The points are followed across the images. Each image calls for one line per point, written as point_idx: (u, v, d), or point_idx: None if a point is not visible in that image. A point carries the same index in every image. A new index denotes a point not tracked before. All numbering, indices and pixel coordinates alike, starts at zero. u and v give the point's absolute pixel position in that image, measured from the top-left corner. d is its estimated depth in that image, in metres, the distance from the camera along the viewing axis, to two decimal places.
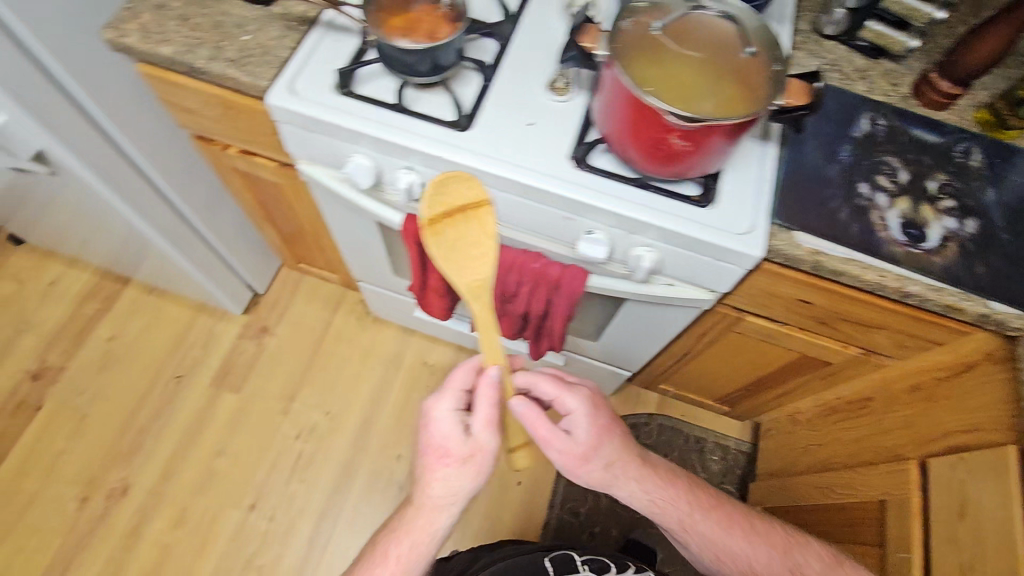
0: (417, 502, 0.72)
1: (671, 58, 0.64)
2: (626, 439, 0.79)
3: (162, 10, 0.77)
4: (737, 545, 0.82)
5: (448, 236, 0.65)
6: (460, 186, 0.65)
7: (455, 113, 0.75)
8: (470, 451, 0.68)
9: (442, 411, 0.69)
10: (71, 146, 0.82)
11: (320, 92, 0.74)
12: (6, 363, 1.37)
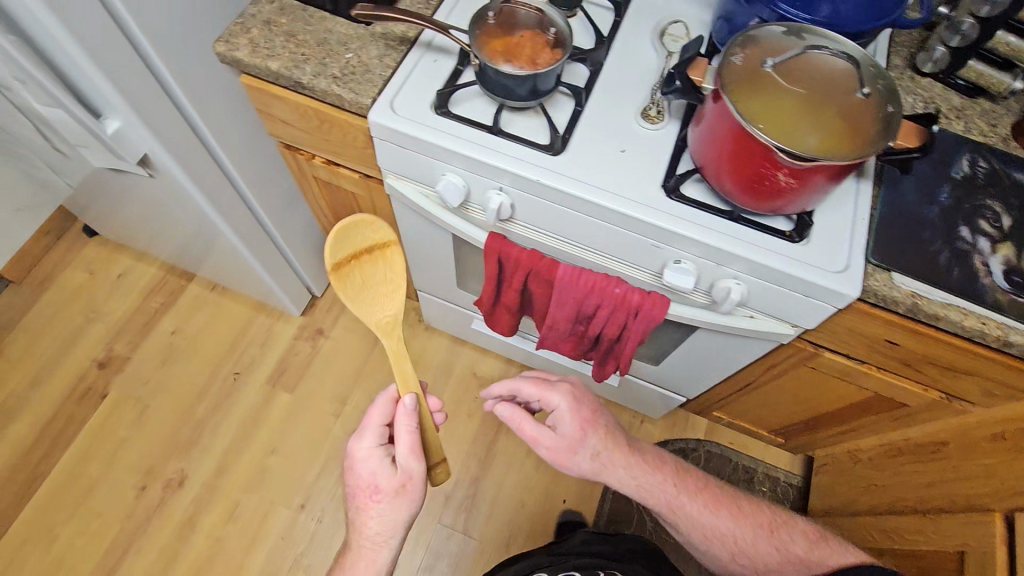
0: (358, 542, 0.74)
1: (784, 95, 0.64)
2: (608, 425, 0.85)
3: (270, 25, 0.80)
4: (723, 526, 0.87)
5: (359, 273, 0.81)
6: (365, 231, 0.81)
7: (548, 137, 0.76)
8: (400, 481, 0.71)
9: (364, 449, 0.73)
10: (175, 153, 0.86)
11: (418, 110, 0.76)
12: (74, 350, 1.42)
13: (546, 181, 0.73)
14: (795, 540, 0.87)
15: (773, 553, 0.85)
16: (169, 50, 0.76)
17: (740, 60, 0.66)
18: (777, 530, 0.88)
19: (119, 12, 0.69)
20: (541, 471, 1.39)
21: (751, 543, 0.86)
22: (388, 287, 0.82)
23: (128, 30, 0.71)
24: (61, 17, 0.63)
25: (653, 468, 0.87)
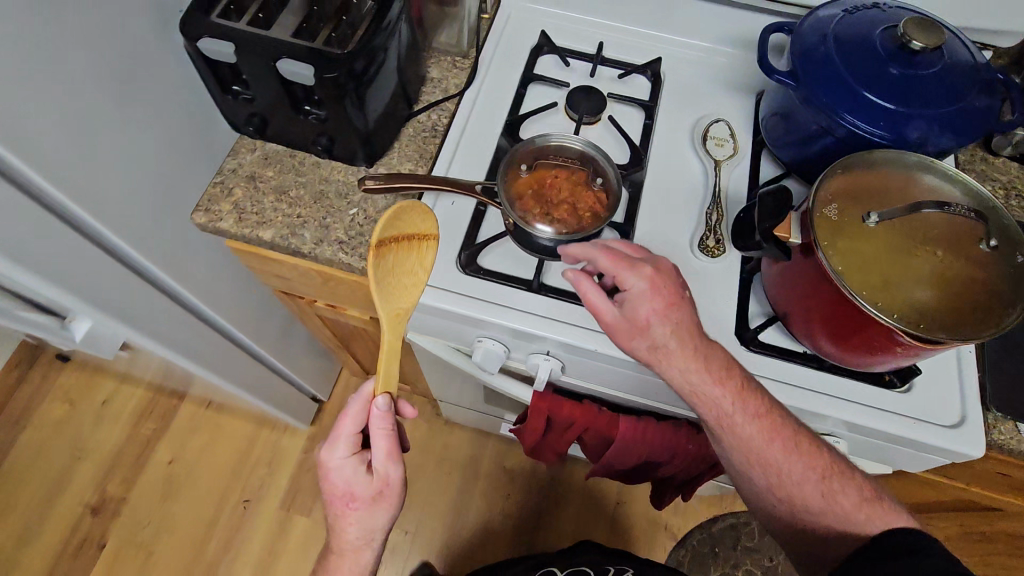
0: (333, 547, 0.63)
1: (893, 258, 0.54)
2: (689, 312, 0.57)
3: (256, 181, 0.68)
4: (777, 460, 0.57)
5: (391, 261, 0.58)
6: (415, 217, 0.59)
7: (595, 287, 0.66)
8: (376, 487, 0.60)
9: (337, 458, 0.60)
10: (158, 332, 0.73)
11: (444, 273, 0.65)
12: (63, 497, 1.29)
13: (604, 346, 0.62)
14: (856, 486, 0.58)
15: (819, 503, 0.58)
16: (144, 231, 0.64)
17: (831, 209, 0.56)
18: (842, 473, 0.59)
19: (85, 218, 0.56)
20: None
21: (800, 482, 0.58)
22: (411, 282, 0.60)
23: (94, 230, 0.58)
24: (15, 255, 0.50)
25: (710, 366, 0.56)
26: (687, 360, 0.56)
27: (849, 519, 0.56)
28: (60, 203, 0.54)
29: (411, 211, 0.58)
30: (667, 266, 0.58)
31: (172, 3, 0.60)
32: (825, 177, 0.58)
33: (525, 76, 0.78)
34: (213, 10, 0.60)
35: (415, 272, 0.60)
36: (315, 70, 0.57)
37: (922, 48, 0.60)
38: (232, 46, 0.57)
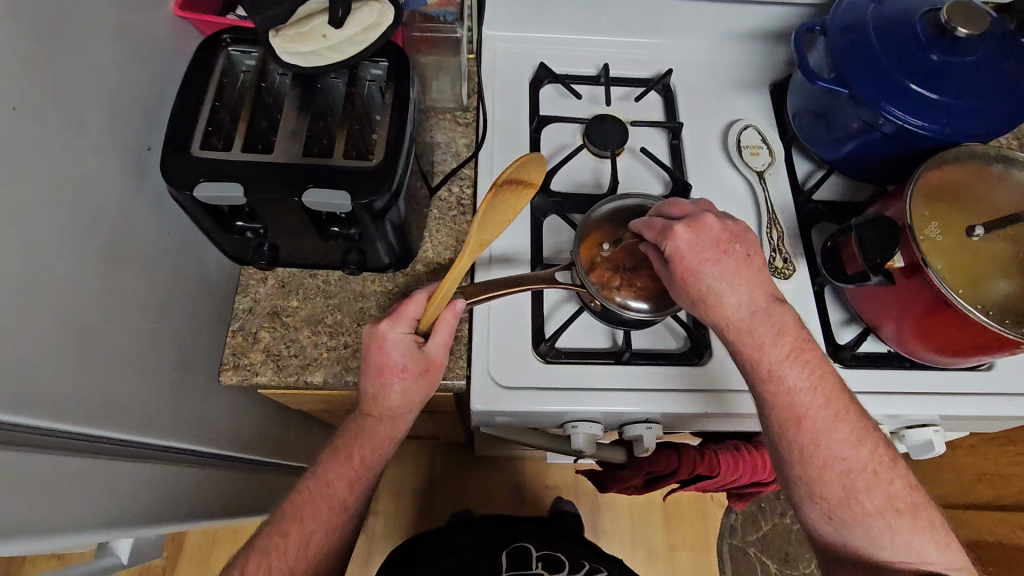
0: (364, 409, 0.52)
1: (1002, 270, 0.53)
2: (739, 261, 0.51)
3: (281, 317, 0.59)
4: (818, 435, 0.50)
5: (498, 203, 0.46)
6: (528, 165, 0.46)
7: (676, 337, 0.63)
8: (424, 364, 0.50)
9: (396, 332, 0.49)
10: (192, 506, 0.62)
11: (525, 369, 0.59)
12: None
13: (715, 404, 0.59)
14: (890, 491, 0.50)
15: (838, 493, 0.50)
16: (158, 413, 0.53)
17: (933, 229, 0.55)
18: (882, 473, 0.51)
19: (94, 434, 0.45)
20: (654, 559, 1.31)
21: (828, 468, 0.50)
22: (501, 220, 0.48)
23: (106, 441, 0.47)
24: (32, 522, 0.40)
25: (750, 316, 0.51)
26: (723, 309, 0.51)
27: (864, 516, 0.50)
28: (64, 433, 0.43)
29: (531, 161, 0.46)
30: (713, 216, 0.52)
31: (135, 143, 0.49)
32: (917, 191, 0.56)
33: (536, 118, 0.70)
34: (191, 142, 0.49)
35: (507, 211, 0.48)
36: (350, 196, 0.48)
37: (965, 35, 0.57)
38: (240, 186, 0.47)
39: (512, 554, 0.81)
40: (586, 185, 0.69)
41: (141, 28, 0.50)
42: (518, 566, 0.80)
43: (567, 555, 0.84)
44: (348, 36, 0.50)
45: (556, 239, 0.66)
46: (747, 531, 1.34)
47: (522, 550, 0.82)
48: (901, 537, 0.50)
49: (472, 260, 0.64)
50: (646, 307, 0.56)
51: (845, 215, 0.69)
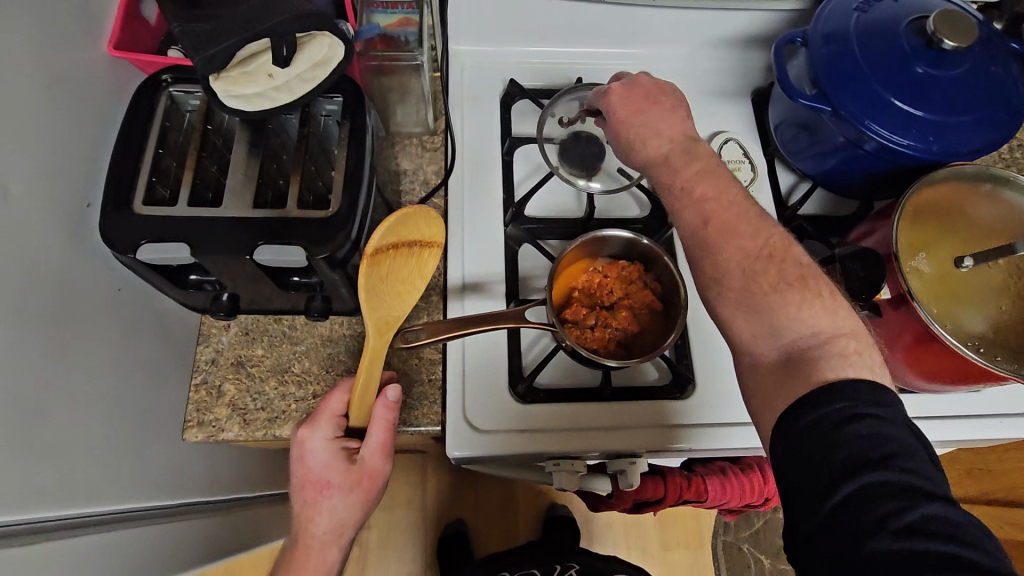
0: (294, 542, 0.51)
1: (996, 308, 0.51)
2: (667, 110, 0.54)
3: (245, 367, 0.56)
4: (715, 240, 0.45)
5: (387, 271, 0.48)
6: (418, 219, 0.49)
7: (657, 369, 0.61)
8: (354, 478, 0.49)
9: (315, 438, 0.50)
10: (187, 559, 0.61)
11: (503, 412, 0.57)
12: None
13: (701, 439, 0.58)
14: (782, 269, 0.44)
15: (737, 276, 0.44)
16: (132, 478, 0.51)
17: (920, 260, 0.53)
18: (776, 254, 0.44)
19: (68, 514, 0.44)
20: (649, 559, 1.31)
21: (726, 257, 0.45)
22: (404, 290, 0.50)
23: (79, 517, 0.45)
24: None
25: (671, 148, 0.51)
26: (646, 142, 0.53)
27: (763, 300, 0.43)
28: (40, 520, 0.41)
29: (415, 216, 0.49)
30: (650, 78, 0.57)
31: (72, 201, 0.45)
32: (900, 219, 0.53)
33: (507, 139, 0.67)
34: (134, 196, 0.46)
35: (412, 278, 0.50)
36: (305, 250, 0.46)
37: (951, 47, 0.55)
38: (186, 246, 0.45)
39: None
40: (562, 210, 0.66)
41: (70, 74, 0.46)
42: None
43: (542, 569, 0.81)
44: (296, 73, 0.47)
45: (531, 269, 0.64)
46: (740, 527, 1.35)
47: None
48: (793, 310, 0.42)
49: (445, 294, 0.62)
50: (626, 237, 0.56)
51: (831, 233, 0.67)
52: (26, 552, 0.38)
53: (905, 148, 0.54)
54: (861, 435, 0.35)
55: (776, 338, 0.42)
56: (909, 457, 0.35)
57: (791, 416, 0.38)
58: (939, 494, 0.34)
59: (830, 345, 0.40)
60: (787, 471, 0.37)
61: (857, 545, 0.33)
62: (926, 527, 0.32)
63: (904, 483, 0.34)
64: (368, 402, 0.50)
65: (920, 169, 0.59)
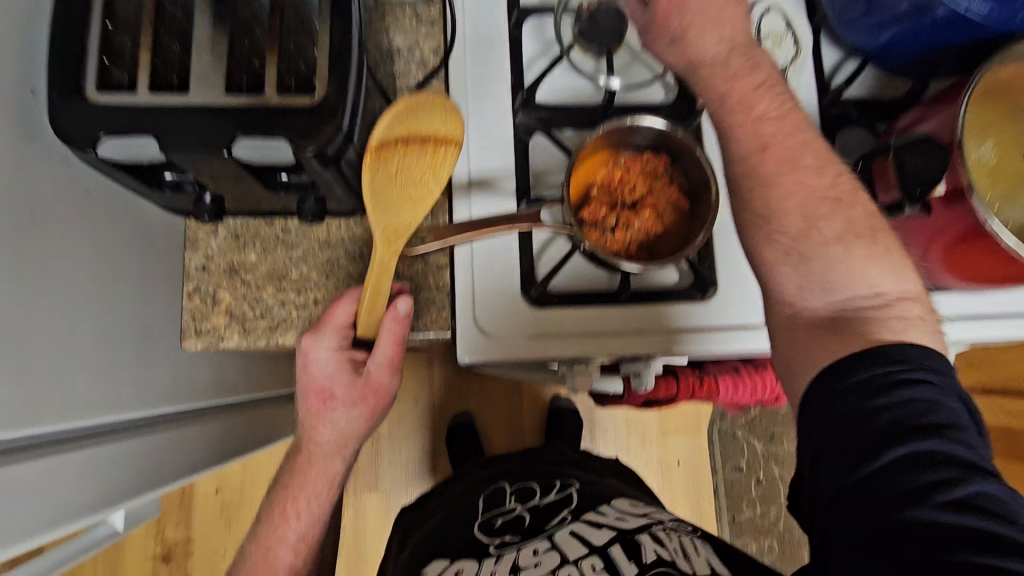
0: (306, 439, 0.58)
1: None
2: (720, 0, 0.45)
3: (240, 275, 0.53)
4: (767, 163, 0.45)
5: (394, 171, 0.44)
6: (436, 114, 0.44)
7: (678, 272, 0.57)
8: (359, 391, 0.54)
9: (319, 349, 0.52)
10: (208, 455, 0.61)
11: (513, 318, 0.55)
12: (127, 559, 1.25)
13: (718, 342, 0.56)
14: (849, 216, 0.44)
15: (798, 221, 0.44)
16: (139, 387, 0.50)
17: (986, 149, 0.47)
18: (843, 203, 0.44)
19: (72, 424, 0.42)
20: (648, 444, 1.39)
21: (790, 198, 0.44)
22: (415, 193, 0.45)
23: (87, 428, 0.44)
24: None
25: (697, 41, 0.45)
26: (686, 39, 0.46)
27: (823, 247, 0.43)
28: (44, 434, 0.39)
29: (424, 106, 0.44)
30: None
31: (15, 89, 0.39)
32: (970, 101, 0.46)
33: (515, 10, 0.58)
34: (86, 81, 0.39)
35: (425, 180, 0.45)
36: (287, 142, 0.40)
37: None
38: (153, 139, 0.39)
39: (488, 496, 0.76)
40: (578, 94, 0.59)
41: None
42: (492, 504, 0.74)
43: (539, 480, 0.78)
44: None
45: (542, 164, 0.57)
46: (737, 415, 1.40)
47: (499, 492, 0.77)
48: (856, 264, 0.43)
49: (449, 193, 0.57)
50: (655, 124, 0.49)
51: (877, 117, 0.60)
52: (35, 466, 0.37)
53: (983, 19, 0.47)
54: (909, 403, 0.37)
55: (832, 295, 0.43)
56: (962, 434, 0.36)
57: (838, 369, 0.40)
58: (988, 471, 0.34)
59: (898, 308, 0.42)
60: (818, 423, 0.39)
61: (890, 508, 0.34)
62: (972, 502, 0.33)
63: (950, 452, 0.35)
64: (378, 318, 0.50)
65: (991, 42, 0.51)
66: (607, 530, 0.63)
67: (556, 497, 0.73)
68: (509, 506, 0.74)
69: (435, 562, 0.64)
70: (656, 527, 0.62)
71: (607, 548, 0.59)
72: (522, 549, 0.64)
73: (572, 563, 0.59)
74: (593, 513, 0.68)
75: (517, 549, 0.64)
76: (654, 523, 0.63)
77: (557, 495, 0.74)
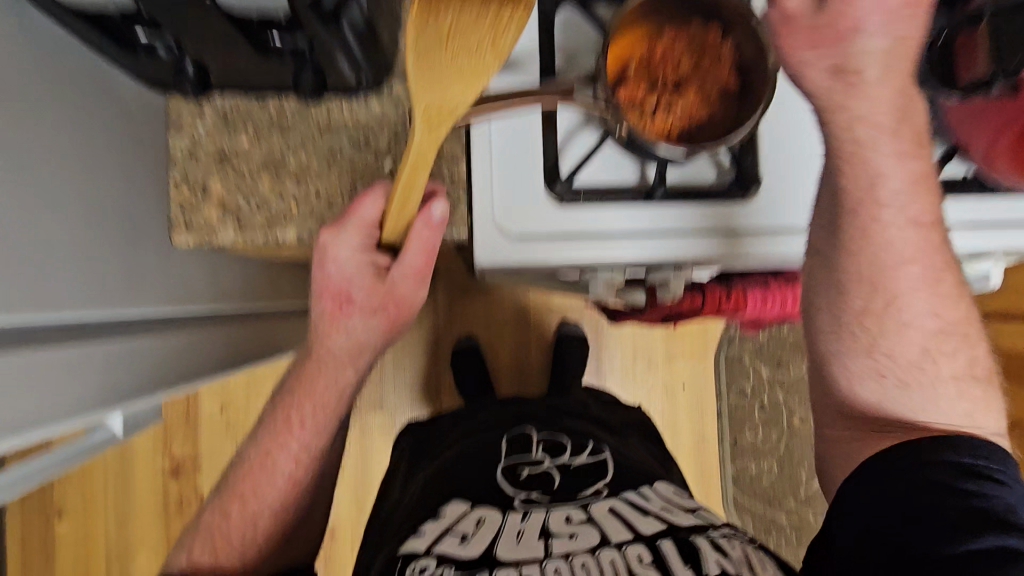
0: (320, 335, 0.61)
1: None
2: None
3: (233, 163, 0.48)
4: (885, 206, 0.49)
5: (446, 31, 0.35)
6: None
7: (717, 170, 0.52)
8: (380, 292, 0.54)
9: (342, 245, 0.49)
10: (203, 366, 0.58)
11: (534, 215, 0.49)
12: (135, 473, 1.27)
13: (756, 245, 0.51)
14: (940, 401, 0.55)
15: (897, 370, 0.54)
16: (127, 283, 0.45)
17: None
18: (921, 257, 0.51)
19: (57, 320, 0.38)
20: (654, 369, 1.39)
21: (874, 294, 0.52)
22: (465, 65, 0.37)
23: (69, 325, 0.40)
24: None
25: None
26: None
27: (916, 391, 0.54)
28: (18, 327, 0.35)
29: None
30: None
31: None
32: None
33: None
34: None
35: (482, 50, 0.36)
36: None
37: None
38: None
39: (515, 440, 0.83)
40: None
41: None
42: (518, 450, 0.81)
43: (572, 438, 0.84)
44: None
45: (570, 41, 0.50)
46: (744, 341, 1.39)
47: (523, 436, 0.84)
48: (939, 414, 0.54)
49: None
50: None
51: None
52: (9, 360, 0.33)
53: None
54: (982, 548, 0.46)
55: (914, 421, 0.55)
56: None
57: (927, 500, 0.50)
58: None
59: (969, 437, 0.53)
60: (882, 477, 0.52)
61: None
62: None
63: None
64: (409, 218, 0.46)
65: None
66: (654, 520, 0.68)
67: (588, 459, 0.80)
68: (536, 455, 0.81)
69: (453, 502, 0.71)
70: (713, 533, 0.66)
71: (655, 541, 0.64)
72: (552, 512, 0.71)
73: (615, 545, 0.64)
74: (636, 496, 0.74)
75: (546, 512, 0.71)
76: (709, 528, 0.67)
77: (590, 458, 0.80)
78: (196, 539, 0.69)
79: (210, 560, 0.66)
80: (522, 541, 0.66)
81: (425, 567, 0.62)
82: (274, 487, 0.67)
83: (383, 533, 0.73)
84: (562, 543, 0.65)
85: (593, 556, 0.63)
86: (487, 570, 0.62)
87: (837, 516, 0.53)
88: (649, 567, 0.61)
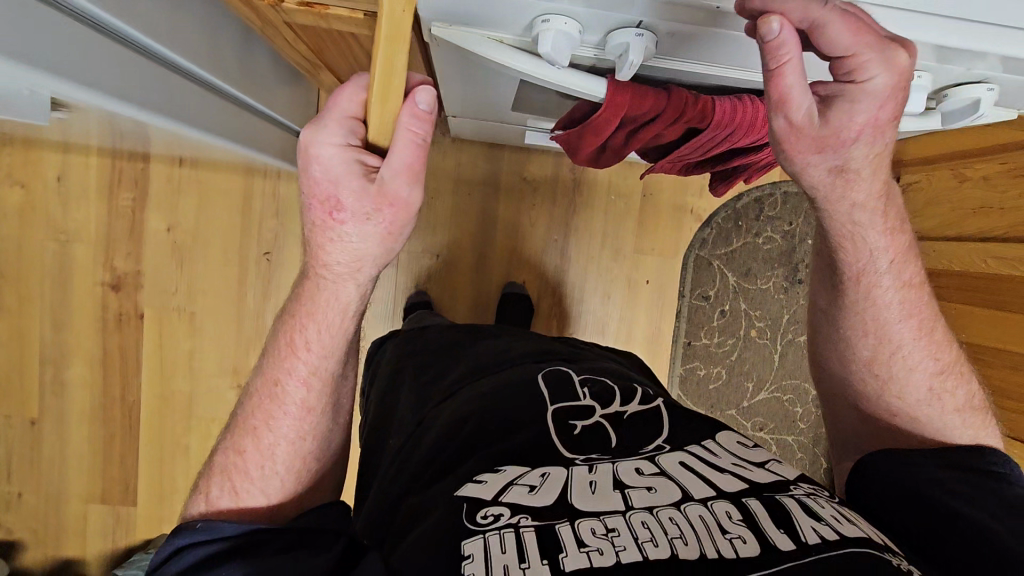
0: (312, 265, 0.52)
1: None
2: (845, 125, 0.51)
3: None
4: (884, 276, 0.61)
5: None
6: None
7: None
8: (374, 202, 0.45)
9: (324, 141, 0.44)
10: (102, 81, 0.52)
11: None
12: (73, 282, 1.22)
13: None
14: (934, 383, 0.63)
15: (885, 372, 0.64)
16: None
17: None
18: (898, 260, 0.61)
19: None
20: (621, 260, 1.34)
21: (864, 314, 0.63)
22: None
23: None
24: None
25: None
26: (827, 114, 0.50)
27: (901, 387, 0.64)
28: None
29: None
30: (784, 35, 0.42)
31: None
32: None
33: None
34: None
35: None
36: None
37: None
38: None
39: (552, 383, 0.73)
40: None
41: None
42: (557, 393, 0.71)
43: (615, 381, 0.75)
44: None
45: None
46: (717, 245, 1.35)
47: (563, 376, 0.75)
48: (945, 413, 0.63)
49: None
50: None
51: None
52: None
53: None
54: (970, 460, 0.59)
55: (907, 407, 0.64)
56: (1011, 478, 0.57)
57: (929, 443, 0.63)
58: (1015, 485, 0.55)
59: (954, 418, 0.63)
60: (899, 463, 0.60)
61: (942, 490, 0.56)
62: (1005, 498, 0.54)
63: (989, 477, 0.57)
64: (393, 110, 0.42)
65: None
66: (733, 478, 0.56)
67: (640, 407, 0.69)
68: (583, 399, 0.70)
69: (511, 464, 0.60)
70: (798, 491, 0.54)
71: (742, 498, 0.53)
72: (618, 465, 0.60)
73: (699, 502, 0.53)
74: (701, 449, 0.62)
75: (613, 464, 0.59)
76: (790, 484, 0.56)
77: (642, 405, 0.69)
78: (212, 479, 0.58)
79: (233, 503, 0.56)
80: (595, 491, 0.55)
81: (500, 513, 0.53)
82: (287, 414, 0.57)
83: (412, 472, 0.64)
84: (640, 496, 0.54)
85: (679, 511, 0.52)
86: (566, 520, 0.52)
87: (864, 482, 0.61)
88: (742, 526, 0.50)
